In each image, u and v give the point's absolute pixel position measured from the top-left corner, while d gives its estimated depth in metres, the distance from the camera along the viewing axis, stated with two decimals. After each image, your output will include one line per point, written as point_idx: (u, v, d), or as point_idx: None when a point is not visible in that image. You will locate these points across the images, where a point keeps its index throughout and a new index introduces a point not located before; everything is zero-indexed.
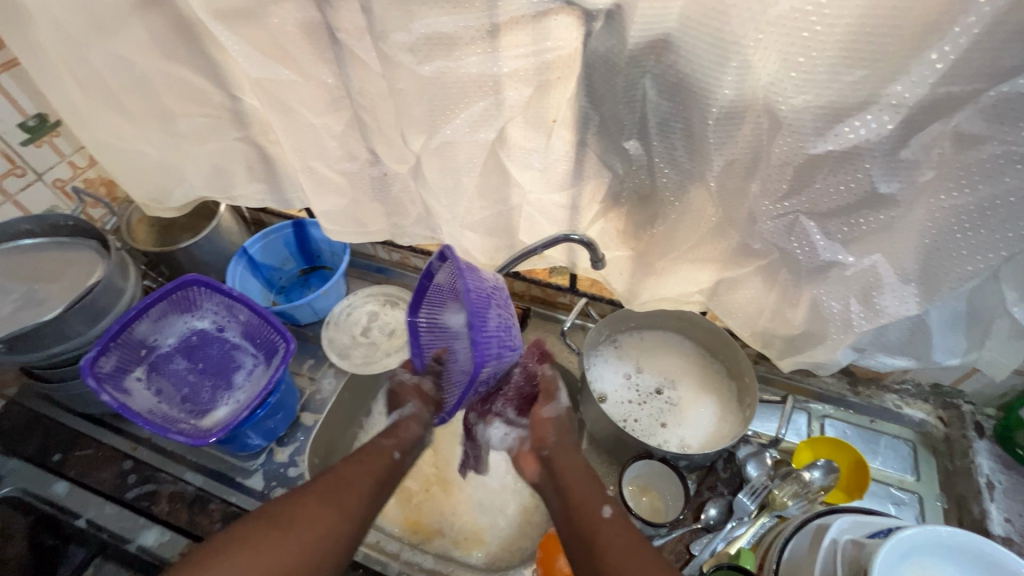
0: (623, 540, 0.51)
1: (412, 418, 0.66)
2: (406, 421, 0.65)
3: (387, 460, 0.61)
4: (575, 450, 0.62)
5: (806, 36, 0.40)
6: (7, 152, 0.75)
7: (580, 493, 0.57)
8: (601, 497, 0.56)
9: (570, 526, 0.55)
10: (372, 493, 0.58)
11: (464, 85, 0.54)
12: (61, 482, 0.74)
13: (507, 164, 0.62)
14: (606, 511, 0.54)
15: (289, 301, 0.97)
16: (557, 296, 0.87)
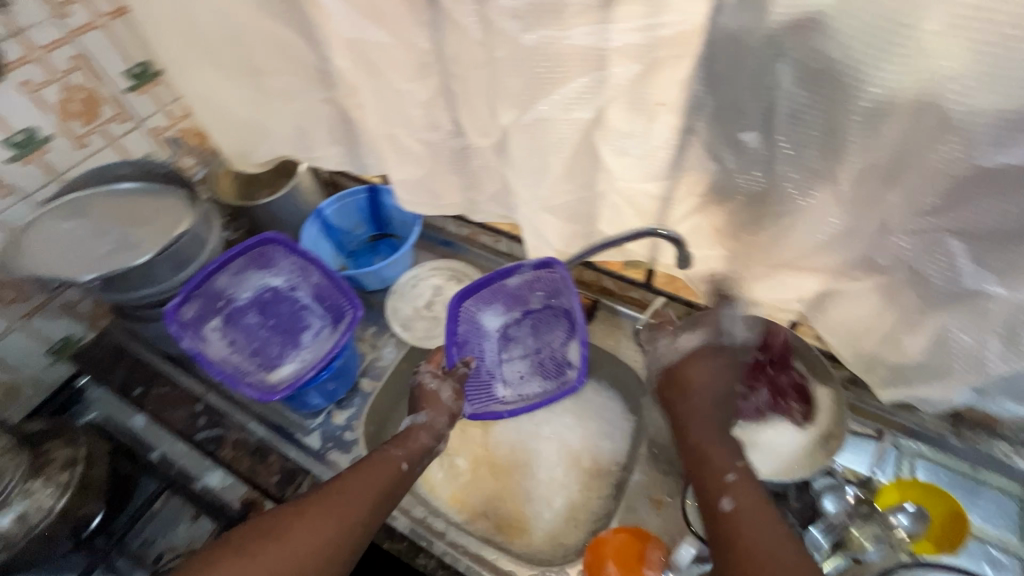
0: (758, 520, 0.51)
1: (423, 427, 0.65)
2: (419, 431, 0.65)
3: (392, 470, 0.60)
4: (710, 407, 0.60)
5: (1005, 23, 0.33)
6: (113, 98, 0.78)
7: (705, 468, 0.56)
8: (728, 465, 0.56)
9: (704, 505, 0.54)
10: (370, 510, 0.57)
11: (567, 57, 0.50)
12: (139, 415, 0.80)
13: (601, 147, 0.57)
14: (730, 477, 0.55)
15: (357, 266, 0.98)
16: (628, 290, 0.84)
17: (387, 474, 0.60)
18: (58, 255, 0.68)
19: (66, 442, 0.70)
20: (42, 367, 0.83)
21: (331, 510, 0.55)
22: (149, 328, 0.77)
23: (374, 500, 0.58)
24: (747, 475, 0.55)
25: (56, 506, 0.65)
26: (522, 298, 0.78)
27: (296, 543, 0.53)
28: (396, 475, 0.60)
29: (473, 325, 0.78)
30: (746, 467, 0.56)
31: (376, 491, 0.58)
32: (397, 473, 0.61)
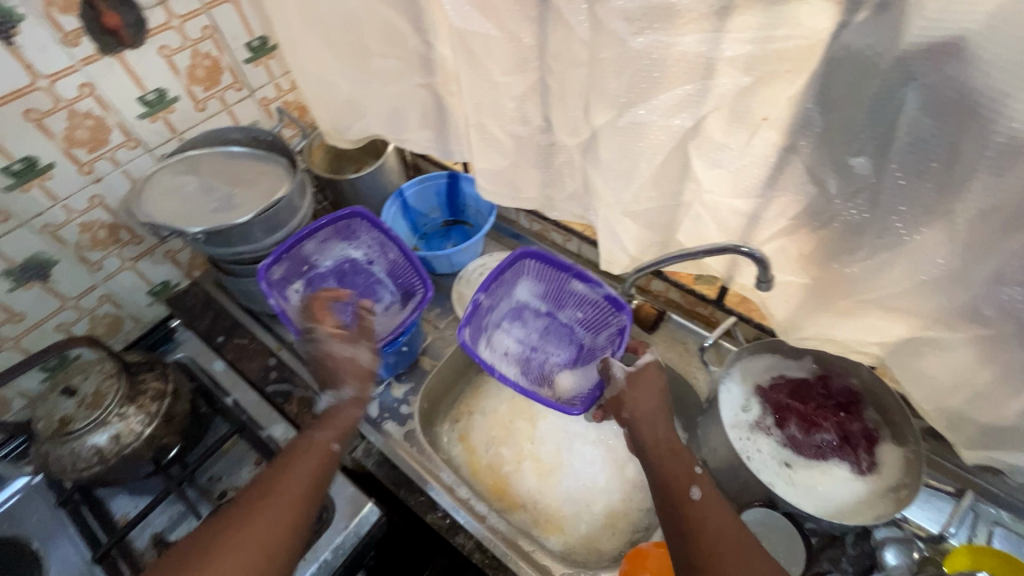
0: (719, 530, 0.53)
1: (352, 401, 0.67)
2: (347, 407, 0.66)
3: (321, 451, 0.61)
4: (662, 424, 0.63)
5: None
6: (232, 67, 0.84)
7: (669, 481, 0.57)
8: (689, 477, 0.57)
9: (671, 523, 0.55)
10: (308, 484, 0.58)
11: (673, 64, 0.50)
12: (219, 360, 0.87)
13: (693, 156, 0.56)
14: (694, 492, 0.56)
15: (428, 248, 1.01)
16: (696, 306, 0.81)
17: (317, 457, 0.60)
18: (173, 206, 0.74)
19: (157, 375, 0.75)
20: (143, 306, 0.91)
21: (271, 497, 0.55)
22: (236, 283, 0.83)
23: (312, 484, 0.58)
24: (710, 490, 0.56)
25: (145, 431, 0.70)
26: (561, 301, 0.81)
27: (250, 537, 0.52)
28: (328, 456, 0.61)
29: (514, 281, 0.80)
30: (705, 476, 0.57)
31: (313, 474, 0.59)
32: (328, 454, 0.61)
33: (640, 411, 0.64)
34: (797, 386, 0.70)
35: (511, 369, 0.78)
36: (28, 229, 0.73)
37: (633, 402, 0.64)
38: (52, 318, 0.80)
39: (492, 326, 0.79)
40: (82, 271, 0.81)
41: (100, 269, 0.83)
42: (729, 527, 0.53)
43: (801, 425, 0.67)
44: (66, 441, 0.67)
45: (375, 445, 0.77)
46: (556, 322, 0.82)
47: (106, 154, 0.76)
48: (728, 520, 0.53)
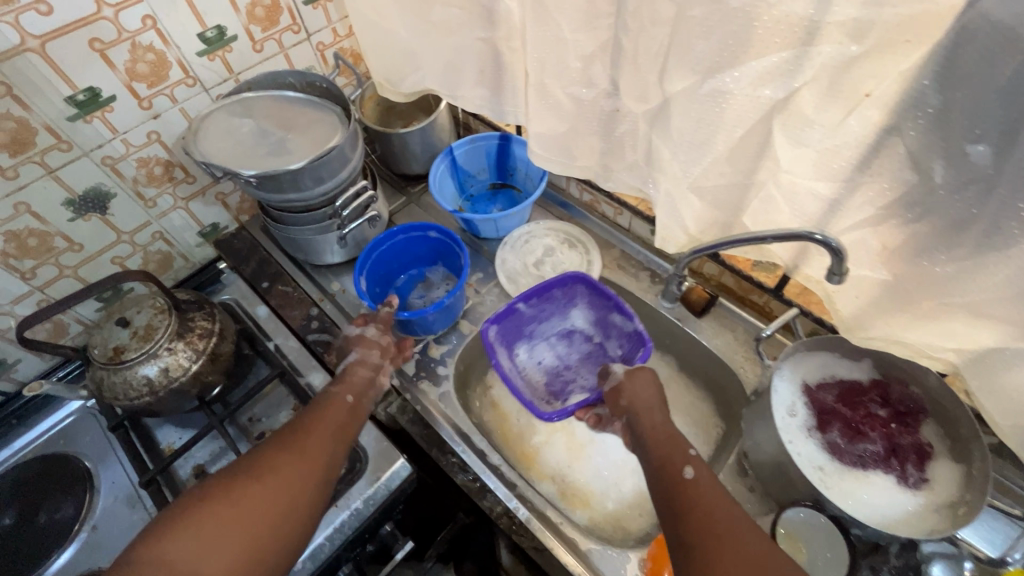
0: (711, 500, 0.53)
1: (358, 364, 0.70)
2: (358, 367, 0.70)
3: (340, 404, 0.64)
4: (654, 413, 0.64)
5: None
6: (291, 8, 0.81)
7: (664, 462, 0.58)
8: (683, 458, 0.57)
9: (668, 505, 0.55)
10: (334, 435, 0.61)
11: (772, 27, 0.45)
12: (262, 306, 0.88)
13: (777, 132, 0.52)
14: (687, 471, 0.56)
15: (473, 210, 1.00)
16: (750, 293, 0.78)
17: (340, 408, 0.64)
18: (227, 147, 0.73)
19: (205, 314, 0.76)
20: (193, 246, 0.93)
21: (299, 448, 0.58)
22: (282, 230, 0.83)
23: (335, 431, 0.62)
24: (704, 471, 0.56)
25: (192, 368, 0.72)
26: (608, 331, 0.81)
27: (279, 478, 0.55)
28: (347, 408, 0.65)
29: (564, 302, 0.83)
30: (700, 459, 0.57)
31: (339, 422, 0.63)
32: (347, 406, 0.65)
33: (639, 402, 0.66)
34: (846, 392, 0.66)
35: (539, 376, 0.83)
36: (90, 160, 0.73)
37: (630, 391, 0.67)
38: (109, 250, 0.83)
39: (529, 334, 0.84)
40: (137, 207, 0.82)
41: (155, 206, 0.84)
42: (722, 503, 0.52)
43: (844, 432, 0.64)
44: (118, 369, 0.69)
45: (410, 403, 0.77)
46: (598, 355, 0.83)
47: (164, 90, 0.75)
48: (723, 499, 0.53)
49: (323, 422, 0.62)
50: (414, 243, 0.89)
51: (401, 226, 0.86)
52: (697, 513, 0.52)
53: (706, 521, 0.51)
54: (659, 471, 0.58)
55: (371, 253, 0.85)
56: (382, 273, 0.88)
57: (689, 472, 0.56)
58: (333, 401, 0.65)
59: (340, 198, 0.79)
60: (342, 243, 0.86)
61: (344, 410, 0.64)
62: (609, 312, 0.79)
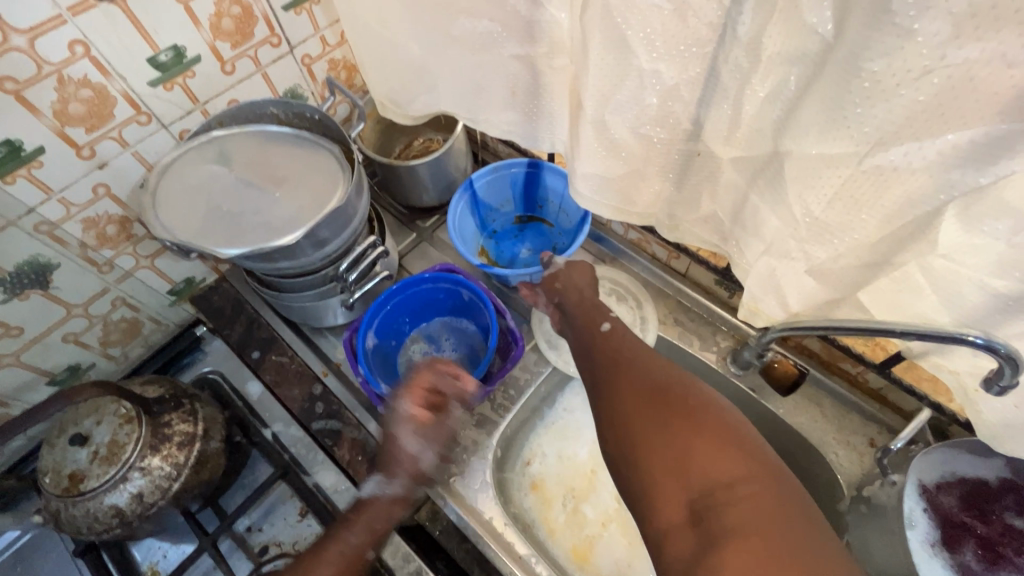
0: (644, 354, 0.56)
1: (392, 501, 0.56)
2: (384, 506, 0.55)
3: (351, 557, 0.53)
4: (582, 286, 0.66)
5: None
6: (268, 16, 0.64)
7: (585, 324, 0.62)
8: (602, 315, 0.62)
9: (587, 356, 0.60)
10: None
11: (996, 88, 0.31)
12: (255, 383, 0.73)
13: (954, 215, 0.38)
14: (604, 326, 0.61)
15: (497, 247, 0.85)
16: (840, 361, 0.65)
17: (337, 567, 0.52)
18: (201, 212, 0.57)
19: (184, 413, 0.62)
20: (163, 307, 0.77)
21: None
22: (276, 298, 0.68)
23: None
24: (618, 325, 0.61)
25: (172, 488, 0.58)
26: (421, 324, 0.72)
27: None
28: (357, 561, 0.53)
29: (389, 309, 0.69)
30: (618, 318, 0.62)
31: None
32: (357, 560, 0.53)
33: (571, 286, 0.67)
34: (977, 500, 0.55)
35: None
36: (17, 228, 0.57)
37: (567, 276, 0.68)
38: (57, 327, 0.67)
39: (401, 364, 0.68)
40: (89, 274, 0.66)
41: (112, 270, 0.68)
42: (635, 348, 0.58)
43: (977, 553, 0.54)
44: (78, 501, 0.55)
45: (442, 509, 0.65)
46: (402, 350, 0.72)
47: (110, 133, 0.58)
48: (638, 345, 0.58)
49: None
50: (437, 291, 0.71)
51: (431, 274, 0.69)
52: (612, 358, 0.57)
53: (622, 360, 0.56)
54: (584, 328, 0.62)
55: (388, 300, 0.68)
56: (396, 325, 0.71)
57: (606, 326, 0.61)
58: (333, 552, 0.52)
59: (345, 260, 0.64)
60: (347, 307, 0.71)
61: (341, 569, 0.52)
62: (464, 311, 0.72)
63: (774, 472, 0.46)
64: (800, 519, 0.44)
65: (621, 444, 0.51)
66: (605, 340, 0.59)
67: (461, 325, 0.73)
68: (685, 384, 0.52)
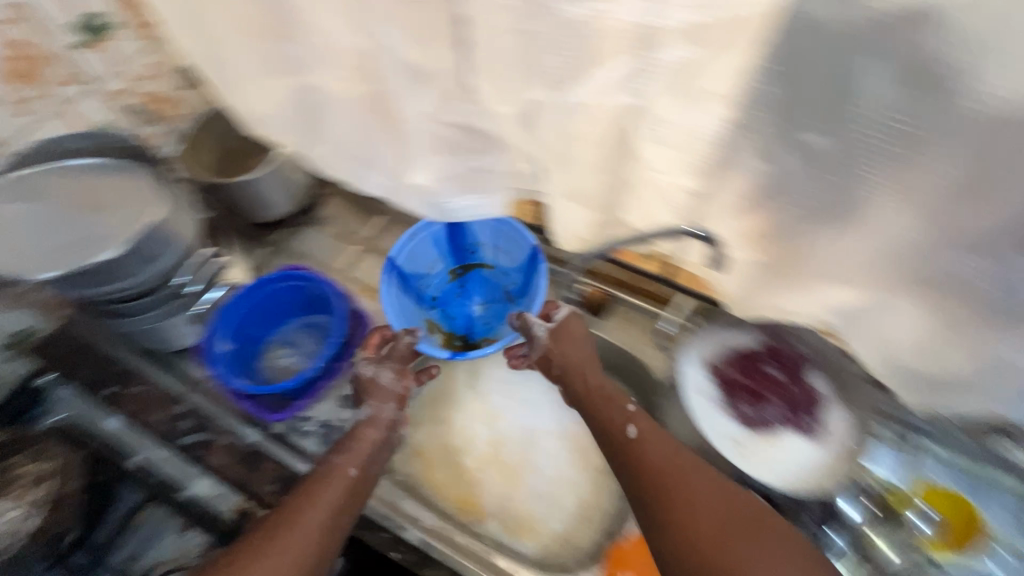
0: (662, 446, 0.61)
1: (369, 424, 0.67)
2: (363, 430, 0.66)
3: (342, 479, 0.60)
4: (581, 368, 0.69)
5: None
6: (59, 58, 0.66)
7: (606, 427, 0.64)
8: (624, 417, 0.64)
9: (623, 472, 0.61)
10: (335, 511, 0.58)
11: (617, 36, 0.43)
12: (111, 418, 0.70)
13: (641, 137, 0.51)
14: (632, 431, 0.63)
15: (446, 313, 0.87)
16: (642, 283, 0.79)
17: (341, 484, 0.60)
18: (36, 250, 0.63)
19: (34, 455, 0.64)
20: None
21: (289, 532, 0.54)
22: (118, 325, 0.68)
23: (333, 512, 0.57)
24: (648, 424, 0.63)
25: (32, 526, 0.61)
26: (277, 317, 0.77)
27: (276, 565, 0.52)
28: (349, 484, 0.60)
29: (236, 314, 0.72)
30: (638, 413, 0.64)
31: (337, 502, 0.58)
32: (349, 483, 0.60)
33: (572, 358, 0.70)
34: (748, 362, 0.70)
35: None
36: None
37: (562, 355, 0.70)
38: None
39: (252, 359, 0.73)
40: None
41: None
42: (664, 458, 0.60)
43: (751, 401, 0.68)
44: None
45: None
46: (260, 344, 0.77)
47: None
48: (666, 445, 0.61)
49: (319, 496, 0.58)
50: (284, 292, 0.75)
51: (278, 274, 0.73)
52: (655, 473, 0.59)
53: (660, 481, 0.58)
54: (608, 438, 0.64)
55: (240, 305, 0.72)
56: (252, 331, 0.75)
57: (632, 432, 0.62)
58: (332, 473, 0.61)
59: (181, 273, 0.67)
60: (197, 323, 0.74)
61: (343, 487, 0.60)
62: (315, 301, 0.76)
63: (770, 523, 0.55)
64: (793, 549, 0.53)
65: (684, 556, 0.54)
66: (638, 445, 0.61)
67: (320, 321, 0.78)
68: (716, 486, 0.57)
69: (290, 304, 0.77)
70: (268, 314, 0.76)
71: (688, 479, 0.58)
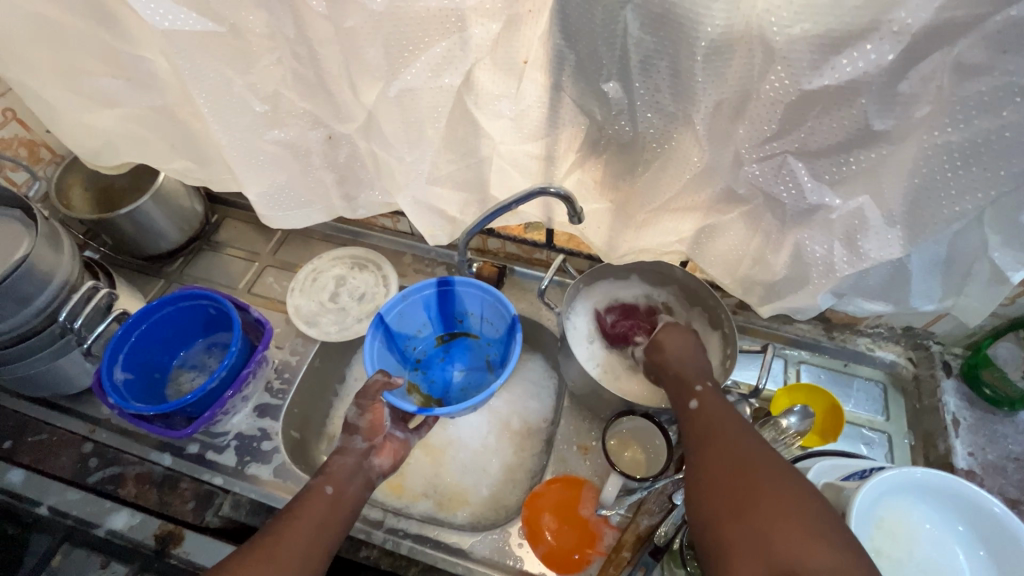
0: (729, 424, 0.53)
1: (343, 453, 0.64)
2: (339, 458, 0.64)
3: (319, 499, 0.58)
4: (690, 356, 0.62)
5: None
6: None
7: (677, 396, 0.59)
8: (697, 377, 0.59)
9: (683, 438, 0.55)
10: (316, 533, 0.56)
11: (421, 19, 0.48)
12: (15, 470, 0.70)
13: (476, 111, 0.55)
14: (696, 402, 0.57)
15: (428, 377, 0.82)
16: (533, 253, 0.84)
17: (320, 505, 0.58)
18: None
19: None
20: None
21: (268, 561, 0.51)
22: (0, 373, 0.67)
23: (311, 535, 0.55)
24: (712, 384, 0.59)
25: None
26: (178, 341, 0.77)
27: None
28: (327, 503, 0.58)
29: (131, 340, 0.71)
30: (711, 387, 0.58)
31: (319, 521, 0.56)
32: (327, 502, 0.58)
33: (674, 353, 0.63)
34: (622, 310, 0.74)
35: None
36: None
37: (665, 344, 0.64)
38: None
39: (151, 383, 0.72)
40: None
41: None
42: (727, 417, 0.54)
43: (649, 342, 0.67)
44: None
45: (243, 495, 0.69)
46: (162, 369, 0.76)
47: None
48: (728, 415, 0.54)
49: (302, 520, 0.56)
50: (179, 313, 0.75)
51: (164, 298, 0.73)
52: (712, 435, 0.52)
53: (707, 439, 0.52)
54: (678, 392, 0.59)
55: (130, 333, 0.71)
56: (150, 360, 0.74)
57: (698, 388, 0.58)
58: (312, 497, 0.58)
59: (64, 309, 0.66)
60: (94, 358, 0.73)
61: (324, 506, 0.58)
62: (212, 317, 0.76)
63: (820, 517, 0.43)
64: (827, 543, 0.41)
65: (713, 503, 0.47)
66: (694, 417, 0.55)
67: (221, 339, 0.78)
68: (766, 448, 0.49)
69: (188, 325, 0.77)
70: (168, 340, 0.76)
71: (734, 445, 0.50)
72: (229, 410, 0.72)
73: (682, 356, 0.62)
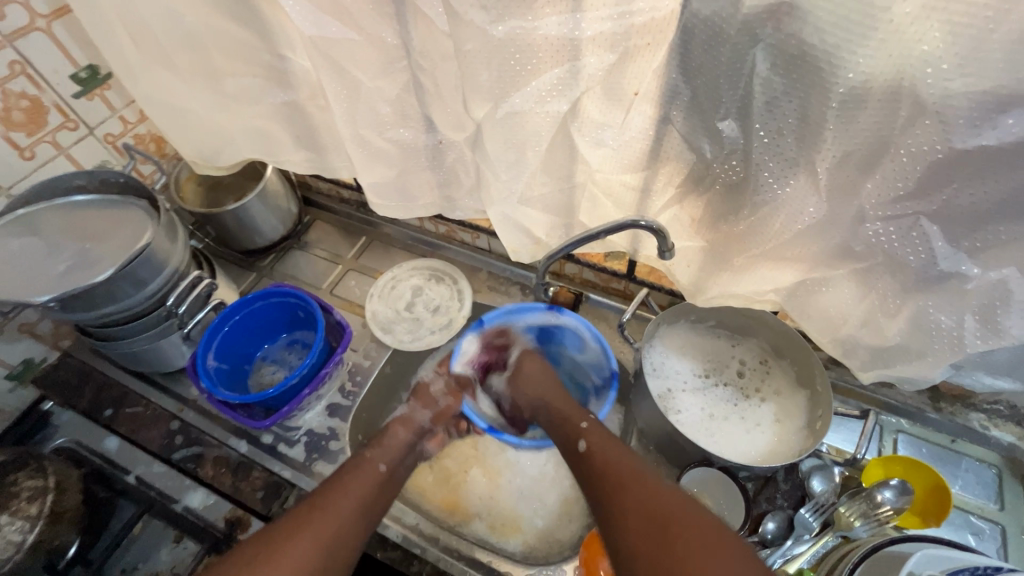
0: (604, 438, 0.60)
1: (398, 424, 0.71)
2: (392, 430, 0.69)
3: (372, 474, 0.62)
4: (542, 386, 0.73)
5: (989, 14, 0.32)
6: (59, 104, 0.74)
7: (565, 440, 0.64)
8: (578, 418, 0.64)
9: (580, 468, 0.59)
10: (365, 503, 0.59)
11: (538, 49, 0.48)
12: (112, 437, 0.76)
13: (577, 138, 0.55)
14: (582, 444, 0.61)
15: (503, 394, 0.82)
16: (611, 282, 0.82)
17: (370, 476, 0.62)
18: (18, 276, 0.65)
19: (31, 471, 0.69)
20: (2, 392, 0.79)
21: (328, 511, 0.56)
22: (111, 347, 0.73)
23: (363, 505, 0.59)
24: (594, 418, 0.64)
25: (28, 537, 0.66)
26: (266, 335, 0.81)
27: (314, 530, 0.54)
28: (380, 477, 0.63)
29: (225, 331, 0.76)
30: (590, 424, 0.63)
31: (369, 492, 0.60)
32: (380, 476, 0.63)
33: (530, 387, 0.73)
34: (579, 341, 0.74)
35: None
36: None
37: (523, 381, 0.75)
38: None
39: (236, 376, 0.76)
40: None
41: None
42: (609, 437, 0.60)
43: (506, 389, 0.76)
44: None
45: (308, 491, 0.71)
46: (249, 361, 0.80)
47: None
48: (611, 440, 0.59)
49: (353, 487, 0.59)
50: (270, 309, 0.79)
51: (258, 293, 0.77)
52: (611, 473, 0.55)
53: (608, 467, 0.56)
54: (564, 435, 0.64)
55: (224, 323, 0.75)
56: (239, 350, 0.78)
57: (583, 427, 0.62)
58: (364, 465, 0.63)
59: (172, 295, 0.71)
60: (190, 342, 0.78)
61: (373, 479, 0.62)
62: (300, 315, 0.79)
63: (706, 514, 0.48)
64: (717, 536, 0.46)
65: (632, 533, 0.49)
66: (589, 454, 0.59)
67: (303, 336, 0.82)
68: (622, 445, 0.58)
69: (277, 322, 0.81)
70: (256, 332, 0.80)
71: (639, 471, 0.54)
72: (304, 406, 0.75)
73: (562, 406, 0.68)
